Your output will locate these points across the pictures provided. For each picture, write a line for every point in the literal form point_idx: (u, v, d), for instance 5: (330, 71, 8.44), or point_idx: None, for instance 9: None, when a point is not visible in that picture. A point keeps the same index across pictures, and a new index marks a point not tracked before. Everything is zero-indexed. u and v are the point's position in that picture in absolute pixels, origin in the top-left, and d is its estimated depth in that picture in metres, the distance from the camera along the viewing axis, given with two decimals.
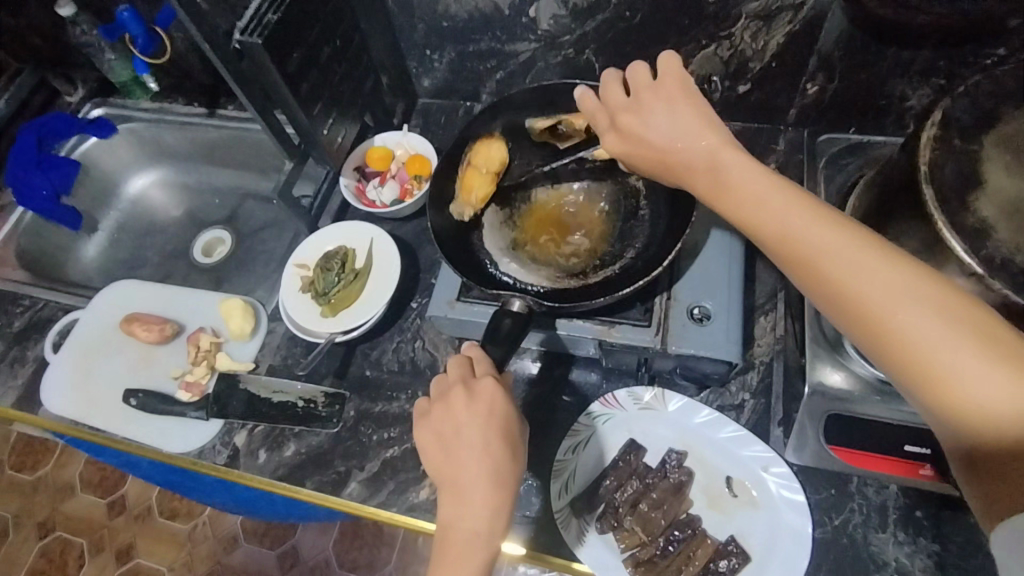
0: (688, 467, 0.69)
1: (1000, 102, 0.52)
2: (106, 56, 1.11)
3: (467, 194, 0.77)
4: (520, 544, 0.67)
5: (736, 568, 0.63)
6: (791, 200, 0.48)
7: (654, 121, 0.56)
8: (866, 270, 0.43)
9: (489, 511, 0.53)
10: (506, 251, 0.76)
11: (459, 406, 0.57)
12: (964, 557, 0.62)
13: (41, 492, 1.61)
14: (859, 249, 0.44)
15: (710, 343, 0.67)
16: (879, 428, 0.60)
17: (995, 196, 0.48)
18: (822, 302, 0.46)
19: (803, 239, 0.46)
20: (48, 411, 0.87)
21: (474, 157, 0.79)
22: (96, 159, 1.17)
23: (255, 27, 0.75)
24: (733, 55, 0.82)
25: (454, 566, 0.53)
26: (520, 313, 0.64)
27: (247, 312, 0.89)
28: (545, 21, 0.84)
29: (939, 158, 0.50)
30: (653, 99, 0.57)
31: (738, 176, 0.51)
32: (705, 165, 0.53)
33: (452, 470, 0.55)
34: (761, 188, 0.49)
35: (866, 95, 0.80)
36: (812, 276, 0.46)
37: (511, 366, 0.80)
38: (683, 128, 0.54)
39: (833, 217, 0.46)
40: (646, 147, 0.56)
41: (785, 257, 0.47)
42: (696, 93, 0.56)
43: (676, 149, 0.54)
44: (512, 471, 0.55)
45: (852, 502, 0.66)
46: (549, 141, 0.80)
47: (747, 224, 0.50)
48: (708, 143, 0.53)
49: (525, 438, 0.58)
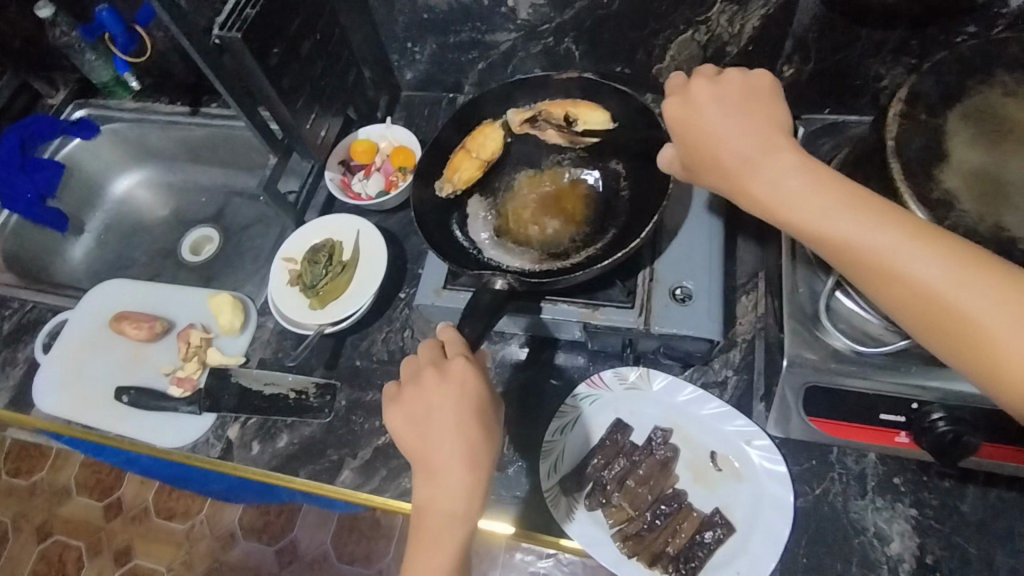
0: (673, 443, 0.70)
1: (964, 77, 0.54)
2: (87, 57, 1.09)
3: (452, 173, 0.79)
4: (509, 523, 0.69)
5: (720, 539, 0.64)
6: (860, 204, 0.46)
7: (723, 120, 0.55)
8: (953, 274, 0.42)
9: (463, 492, 0.55)
10: (491, 237, 0.77)
11: (431, 390, 0.58)
12: (940, 520, 0.64)
13: (36, 496, 1.61)
14: (941, 253, 0.43)
15: (692, 321, 0.69)
16: (856, 399, 0.61)
17: (959, 168, 0.50)
18: (900, 308, 0.45)
19: (877, 246, 0.45)
20: (40, 411, 0.88)
21: (468, 142, 0.80)
22: (80, 160, 1.17)
23: (234, 22, 0.75)
24: (710, 39, 0.83)
25: (432, 548, 0.55)
26: (501, 291, 0.66)
27: (237, 307, 0.89)
28: (524, 11, 0.85)
29: (906, 134, 0.52)
30: (728, 99, 0.56)
31: (799, 180, 0.49)
32: (766, 175, 0.51)
33: (425, 451, 0.57)
34: (824, 193, 0.48)
35: (841, 76, 0.82)
36: (892, 286, 0.45)
37: (499, 351, 0.81)
38: (746, 134, 0.53)
39: (908, 220, 0.45)
40: (709, 145, 0.55)
41: (856, 264, 0.46)
42: (777, 98, 0.56)
43: (740, 152, 0.53)
44: (486, 452, 0.56)
45: (832, 472, 0.68)
46: (530, 133, 0.81)
47: (814, 236, 0.48)
48: (767, 146, 0.52)
49: (499, 417, 0.59)
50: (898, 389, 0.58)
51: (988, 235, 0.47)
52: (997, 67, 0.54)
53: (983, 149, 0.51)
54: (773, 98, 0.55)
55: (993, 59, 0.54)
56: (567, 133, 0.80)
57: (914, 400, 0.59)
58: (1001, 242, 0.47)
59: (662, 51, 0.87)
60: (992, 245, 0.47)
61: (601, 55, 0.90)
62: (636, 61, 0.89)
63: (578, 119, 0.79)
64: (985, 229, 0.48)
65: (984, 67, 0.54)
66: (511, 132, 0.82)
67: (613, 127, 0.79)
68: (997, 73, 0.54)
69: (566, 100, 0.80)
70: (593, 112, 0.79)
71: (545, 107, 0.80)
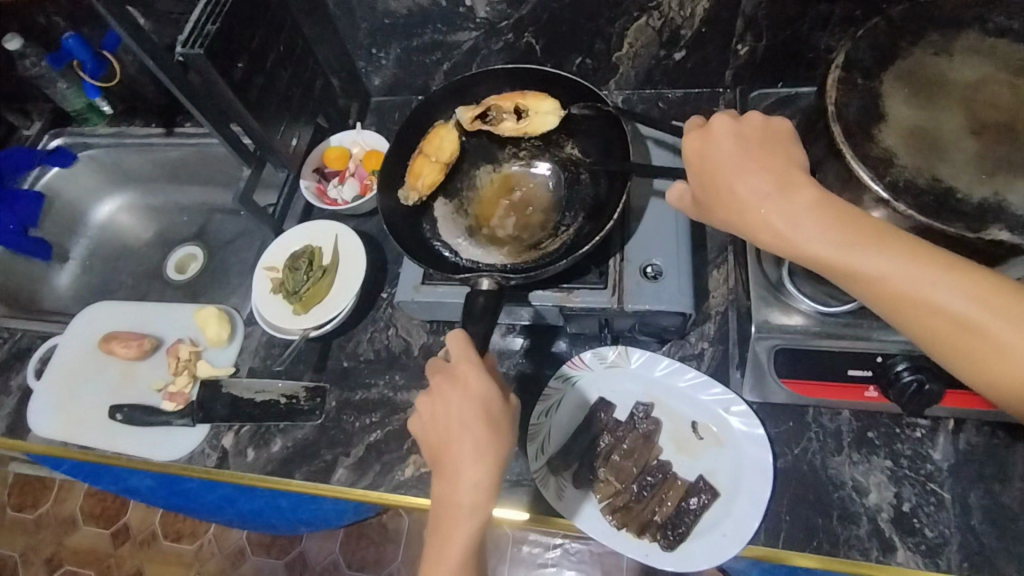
0: (655, 416, 0.72)
1: (896, 42, 0.56)
2: (59, 87, 1.11)
3: (415, 180, 0.79)
4: (521, 510, 0.70)
5: (706, 504, 0.66)
6: (900, 247, 0.46)
7: (742, 160, 0.52)
8: (999, 313, 0.44)
9: (472, 486, 0.57)
10: (464, 237, 0.79)
11: (439, 393, 0.61)
12: (914, 469, 0.66)
13: (44, 529, 1.62)
14: (983, 293, 0.44)
15: (662, 297, 0.71)
16: (824, 358, 0.64)
17: (897, 127, 0.52)
18: (929, 337, 0.46)
19: (923, 290, 0.45)
20: (37, 436, 0.89)
21: (426, 148, 0.81)
22: (59, 189, 1.18)
23: (196, 39, 0.76)
24: (664, 24, 0.85)
25: (446, 540, 0.57)
26: (490, 290, 0.67)
27: (223, 319, 0.91)
28: (482, 9, 0.87)
29: (845, 97, 0.54)
30: (743, 136, 0.53)
31: (834, 225, 0.47)
32: (791, 215, 0.49)
33: (437, 452, 0.59)
34: (864, 238, 0.47)
35: (794, 50, 0.84)
36: (924, 318, 0.46)
37: (498, 345, 0.83)
38: (766, 174, 0.51)
39: (944, 259, 0.45)
40: (727, 187, 0.52)
41: (893, 303, 0.46)
42: (788, 134, 0.53)
43: (761, 194, 0.50)
44: (493, 447, 0.57)
45: (809, 432, 0.70)
46: (482, 129, 0.82)
47: (846, 273, 0.47)
48: (796, 189, 0.49)
49: (509, 414, 0.60)
50: (862, 345, 0.60)
51: (926, 187, 0.50)
52: (927, 29, 0.56)
53: (917, 107, 0.53)
54: (788, 136, 0.53)
55: (924, 22, 0.57)
56: (520, 125, 0.81)
57: (878, 354, 0.61)
58: (939, 192, 0.49)
59: (619, 39, 0.89)
60: (929, 197, 0.49)
61: (562, 47, 0.92)
62: (596, 50, 0.91)
63: (529, 109, 0.80)
64: (923, 181, 0.50)
65: (915, 30, 0.56)
66: (465, 130, 0.83)
67: (564, 115, 0.81)
68: (928, 35, 0.56)
69: (514, 92, 0.82)
70: (542, 101, 0.80)
71: (494, 102, 0.82)
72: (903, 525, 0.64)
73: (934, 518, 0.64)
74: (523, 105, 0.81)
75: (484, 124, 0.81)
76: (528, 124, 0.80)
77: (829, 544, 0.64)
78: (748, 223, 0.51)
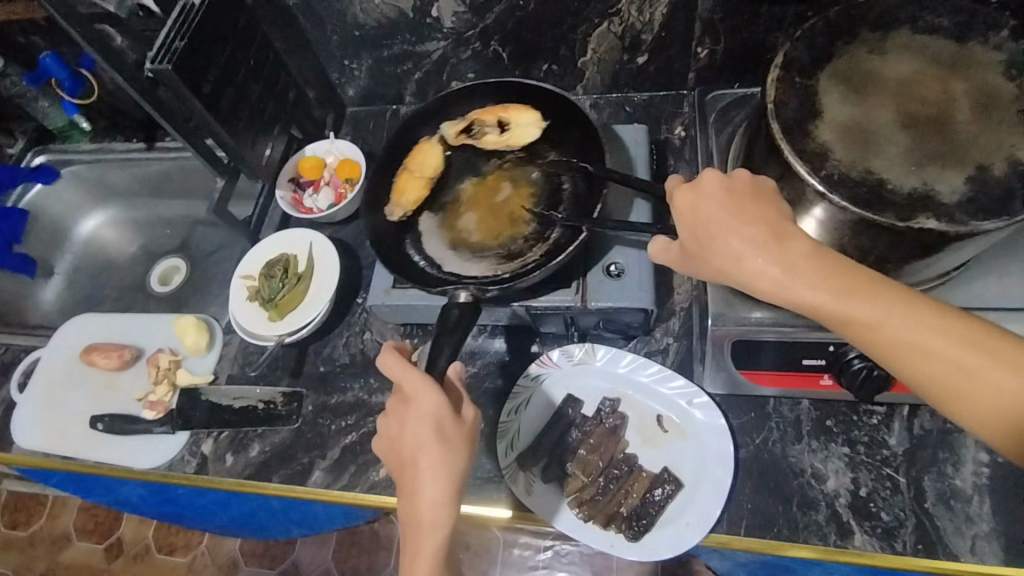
0: (622, 411, 0.74)
1: (832, 42, 0.59)
2: (41, 104, 1.12)
3: (400, 196, 0.83)
4: (507, 507, 0.71)
5: (670, 495, 0.68)
6: (890, 293, 0.48)
7: (736, 219, 0.52)
8: (984, 352, 0.46)
9: (427, 499, 0.58)
10: (449, 251, 0.80)
11: (395, 411, 0.62)
12: (870, 455, 0.68)
13: (36, 546, 1.62)
14: (968, 336, 0.46)
15: (625, 294, 0.73)
16: (779, 347, 0.66)
17: (832, 123, 0.55)
18: (922, 380, 0.48)
19: (919, 335, 0.47)
20: (18, 448, 0.90)
21: (409, 164, 0.85)
22: (43, 205, 1.20)
23: (164, 55, 0.78)
24: (625, 29, 0.88)
25: (414, 554, 0.58)
26: (467, 303, 0.69)
27: (201, 328, 0.92)
28: (448, 19, 0.90)
29: (783, 96, 0.56)
30: (734, 197, 0.53)
31: (828, 273, 0.49)
32: (787, 266, 0.50)
33: (398, 468, 0.61)
34: (857, 286, 0.48)
35: (752, 52, 0.86)
36: (918, 362, 0.47)
37: (477, 345, 0.84)
38: (761, 232, 0.51)
39: (931, 305, 0.48)
40: (723, 243, 0.52)
41: (888, 349, 0.48)
42: (775, 195, 0.54)
43: (757, 249, 0.51)
44: (446, 462, 0.58)
45: (770, 421, 0.72)
46: (466, 142, 0.86)
47: (844, 320, 0.48)
48: (790, 241, 0.51)
49: (461, 426, 0.61)
50: (811, 334, 0.63)
51: (858, 180, 0.52)
52: (861, 29, 0.59)
53: (851, 103, 0.55)
54: (773, 193, 0.54)
55: (859, 21, 0.59)
56: (502, 137, 0.85)
57: (830, 343, 0.63)
58: (871, 184, 0.51)
59: (583, 45, 0.91)
60: (862, 188, 0.51)
61: (527, 54, 0.94)
62: (561, 56, 0.94)
63: (510, 122, 0.85)
64: (856, 174, 0.52)
65: (851, 29, 0.59)
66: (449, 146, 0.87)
67: (545, 125, 0.85)
68: (862, 35, 0.59)
69: (496, 106, 0.87)
70: (523, 114, 0.85)
71: (476, 116, 0.87)
72: (859, 509, 0.66)
73: (889, 502, 0.66)
74: (502, 119, 0.86)
75: (466, 138, 0.86)
76: (512, 135, 0.85)
77: (789, 530, 0.66)
78: (745, 274, 0.51)
